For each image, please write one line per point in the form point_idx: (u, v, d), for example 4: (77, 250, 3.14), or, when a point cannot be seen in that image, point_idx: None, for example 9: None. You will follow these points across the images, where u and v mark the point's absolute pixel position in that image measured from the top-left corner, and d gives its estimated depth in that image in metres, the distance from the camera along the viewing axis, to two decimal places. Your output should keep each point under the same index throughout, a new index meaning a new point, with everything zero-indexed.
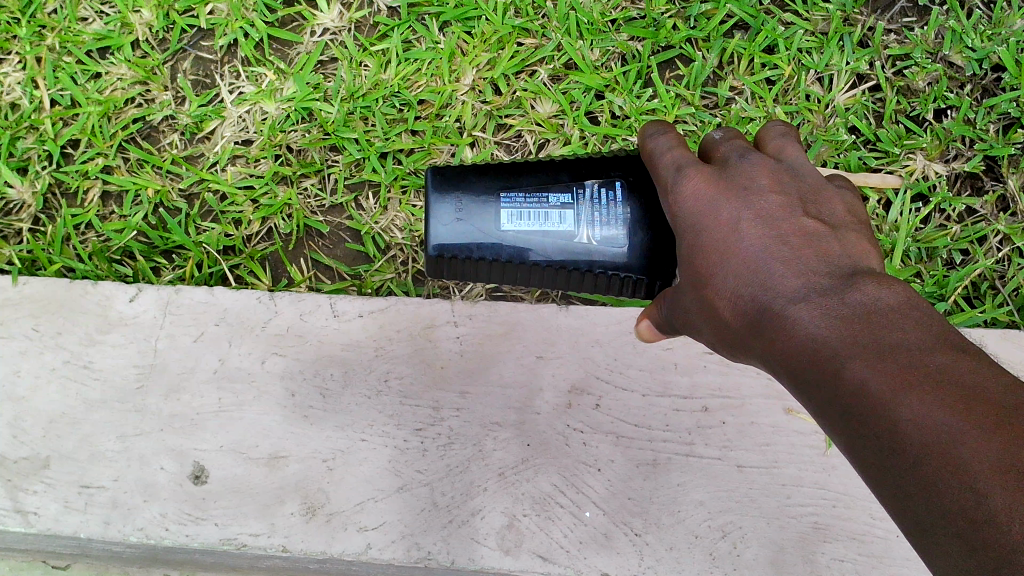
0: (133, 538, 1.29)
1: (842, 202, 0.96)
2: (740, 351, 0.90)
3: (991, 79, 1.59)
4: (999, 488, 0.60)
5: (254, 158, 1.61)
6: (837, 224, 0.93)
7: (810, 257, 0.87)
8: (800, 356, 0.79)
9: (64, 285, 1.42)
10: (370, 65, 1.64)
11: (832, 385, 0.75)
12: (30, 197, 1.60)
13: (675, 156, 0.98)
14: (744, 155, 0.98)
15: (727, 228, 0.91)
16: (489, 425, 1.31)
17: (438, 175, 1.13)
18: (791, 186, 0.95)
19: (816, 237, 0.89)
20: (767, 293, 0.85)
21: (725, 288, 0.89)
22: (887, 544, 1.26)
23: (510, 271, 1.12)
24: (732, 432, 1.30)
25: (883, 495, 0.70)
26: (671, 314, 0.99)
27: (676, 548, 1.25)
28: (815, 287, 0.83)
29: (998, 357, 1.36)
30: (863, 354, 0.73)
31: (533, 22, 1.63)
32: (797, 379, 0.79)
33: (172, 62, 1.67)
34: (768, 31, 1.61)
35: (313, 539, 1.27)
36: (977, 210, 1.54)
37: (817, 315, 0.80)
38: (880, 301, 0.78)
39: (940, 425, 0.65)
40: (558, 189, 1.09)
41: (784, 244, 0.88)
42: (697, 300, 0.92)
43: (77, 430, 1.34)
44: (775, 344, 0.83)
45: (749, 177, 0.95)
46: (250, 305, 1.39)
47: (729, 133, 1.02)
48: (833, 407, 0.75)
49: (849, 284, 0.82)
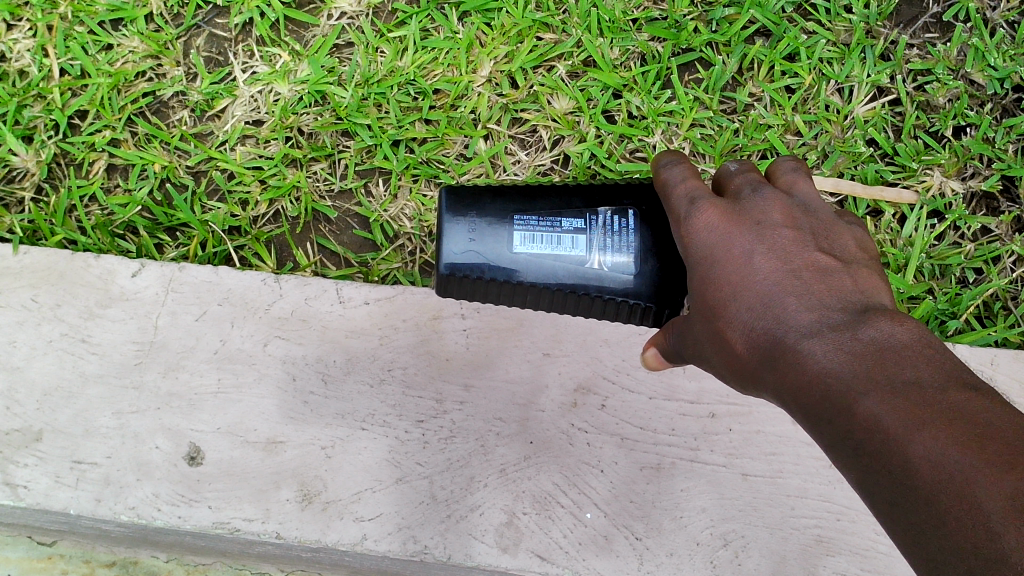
0: (124, 517, 1.26)
1: (853, 238, 0.95)
2: (748, 384, 0.88)
3: (1012, 99, 1.58)
4: (1014, 528, 0.58)
5: (265, 138, 1.59)
6: (849, 259, 0.91)
7: (823, 290, 0.85)
8: (811, 390, 0.77)
9: (65, 256, 1.40)
10: (386, 51, 1.62)
11: (844, 420, 0.73)
12: (34, 166, 1.57)
13: (688, 186, 0.97)
14: (756, 189, 0.96)
15: (739, 260, 0.89)
16: (492, 421, 1.29)
17: (452, 195, 1.10)
18: (804, 221, 0.93)
19: (828, 272, 0.87)
20: (779, 325, 0.83)
21: (737, 320, 0.87)
22: (890, 560, 1.24)
23: (518, 294, 1.09)
24: (738, 440, 1.29)
25: (895, 532, 0.68)
26: (680, 342, 0.96)
27: (676, 554, 1.23)
28: (828, 319, 0.81)
29: (1009, 377, 1.34)
30: (876, 390, 0.72)
31: (554, 17, 1.61)
32: (808, 414, 0.77)
33: (186, 38, 1.64)
34: (791, 39, 1.59)
35: (308, 527, 1.25)
36: (992, 229, 1.53)
37: (830, 349, 0.78)
38: (894, 337, 0.76)
39: (954, 463, 0.64)
40: (571, 214, 1.07)
41: (796, 277, 0.87)
42: (708, 331, 0.90)
43: (72, 404, 1.31)
44: (785, 377, 0.80)
45: (762, 212, 0.93)
46: (254, 286, 1.38)
47: (744, 165, 1.00)
48: (845, 443, 0.73)
49: (862, 318, 0.80)
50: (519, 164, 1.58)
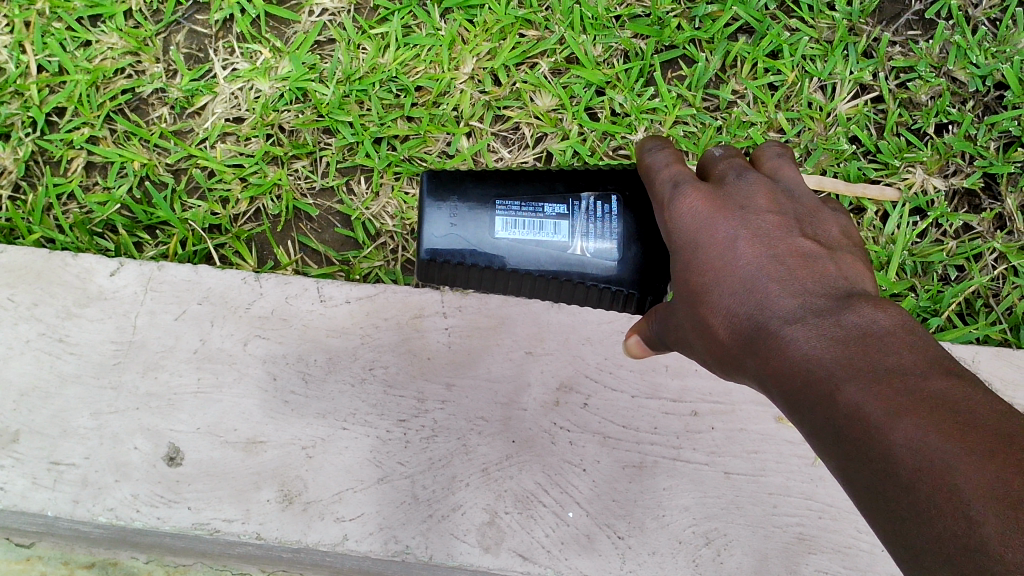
0: (102, 519, 1.25)
1: (837, 226, 0.94)
2: (730, 370, 0.87)
3: (994, 97, 1.58)
4: (994, 516, 0.58)
5: (246, 136, 1.58)
6: (832, 246, 0.91)
7: (807, 276, 0.84)
8: (793, 377, 0.76)
9: (42, 255, 1.39)
10: (368, 48, 1.60)
11: (824, 406, 0.73)
12: (11, 163, 1.55)
13: (672, 172, 0.96)
14: (741, 174, 0.95)
15: (723, 245, 0.88)
16: (474, 420, 1.28)
17: (433, 178, 1.09)
18: (788, 208, 0.93)
19: (812, 258, 0.87)
20: (760, 310, 0.83)
21: (719, 305, 0.86)
22: (872, 558, 1.23)
23: (500, 278, 1.09)
24: (720, 439, 1.28)
25: (875, 521, 0.68)
26: (661, 330, 0.95)
27: (658, 553, 1.22)
28: (810, 305, 0.81)
29: (990, 375, 1.34)
30: (859, 377, 0.71)
31: (536, 13, 1.61)
32: (789, 400, 0.77)
33: (165, 34, 1.63)
34: (774, 36, 1.59)
35: (289, 527, 1.24)
36: (973, 227, 1.53)
37: (813, 336, 0.77)
38: (876, 322, 0.75)
39: (934, 450, 0.63)
40: (553, 200, 1.07)
41: (780, 263, 0.86)
42: (690, 317, 0.90)
43: (50, 405, 1.30)
44: (768, 363, 0.80)
45: (745, 197, 0.92)
46: (234, 285, 1.37)
47: (729, 151, 1.00)
48: (826, 430, 0.73)
49: (844, 305, 0.79)
50: (502, 162, 1.58)
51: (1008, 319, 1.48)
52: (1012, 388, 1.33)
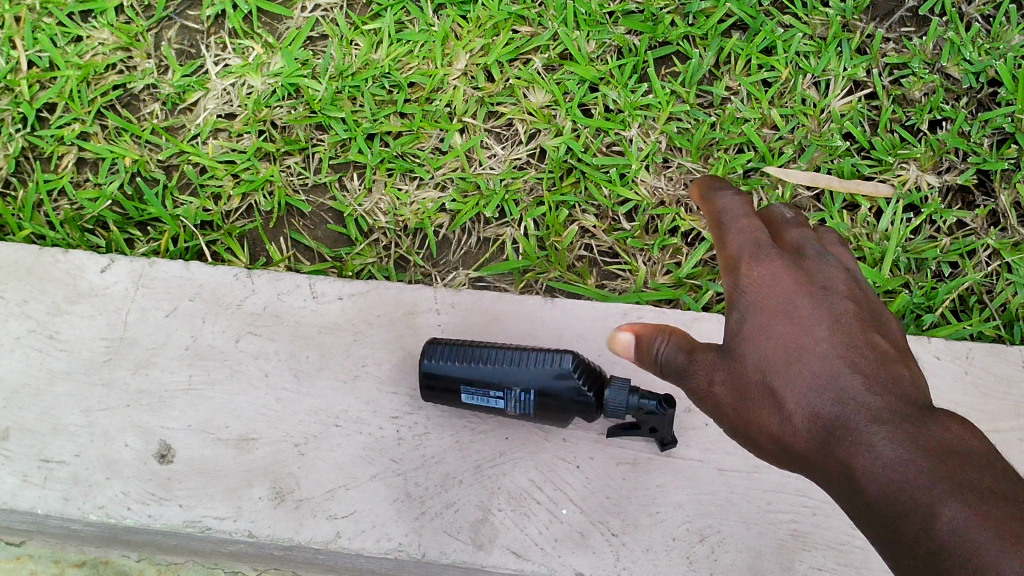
0: (92, 516, 1.24)
1: (898, 327, 0.97)
2: (798, 461, 0.88)
3: (987, 93, 1.57)
4: None
5: (237, 132, 1.57)
6: (898, 352, 0.94)
7: (887, 379, 0.87)
8: (876, 484, 0.77)
9: (31, 252, 1.39)
10: (361, 44, 1.61)
11: (917, 517, 0.73)
12: (1, 159, 1.54)
13: (755, 227, 0.98)
14: (819, 249, 0.98)
15: (804, 325, 0.91)
16: (467, 417, 1.28)
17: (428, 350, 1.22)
18: (863, 298, 0.96)
19: (888, 360, 0.89)
20: (850, 412, 0.84)
21: (801, 395, 0.88)
22: (867, 555, 1.21)
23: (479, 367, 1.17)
24: (715, 435, 1.27)
25: None
26: (712, 394, 0.94)
27: (653, 550, 1.20)
28: (896, 411, 0.83)
29: (985, 371, 1.31)
30: (959, 493, 0.72)
31: (530, 10, 1.61)
32: (870, 509, 0.78)
33: (157, 30, 1.63)
34: (767, 32, 1.59)
35: (280, 525, 1.23)
36: (967, 223, 1.52)
37: (901, 443, 0.79)
38: (970, 446, 0.77)
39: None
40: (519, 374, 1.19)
41: (864, 358, 0.88)
42: (763, 396, 0.90)
43: (40, 401, 1.30)
44: (849, 463, 0.81)
45: (827, 276, 0.95)
46: (226, 281, 1.37)
47: (798, 216, 1.03)
48: (906, 552, 0.73)
49: (927, 419, 0.82)
50: (495, 158, 1.56)
51: (1002, 316, 1.46)
52: (1009, 385, 1.30)
